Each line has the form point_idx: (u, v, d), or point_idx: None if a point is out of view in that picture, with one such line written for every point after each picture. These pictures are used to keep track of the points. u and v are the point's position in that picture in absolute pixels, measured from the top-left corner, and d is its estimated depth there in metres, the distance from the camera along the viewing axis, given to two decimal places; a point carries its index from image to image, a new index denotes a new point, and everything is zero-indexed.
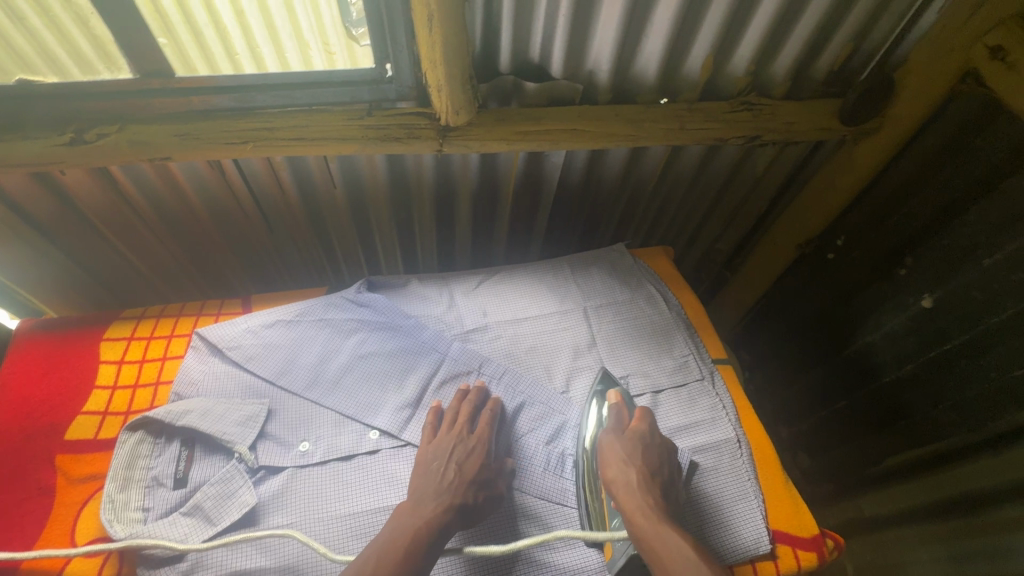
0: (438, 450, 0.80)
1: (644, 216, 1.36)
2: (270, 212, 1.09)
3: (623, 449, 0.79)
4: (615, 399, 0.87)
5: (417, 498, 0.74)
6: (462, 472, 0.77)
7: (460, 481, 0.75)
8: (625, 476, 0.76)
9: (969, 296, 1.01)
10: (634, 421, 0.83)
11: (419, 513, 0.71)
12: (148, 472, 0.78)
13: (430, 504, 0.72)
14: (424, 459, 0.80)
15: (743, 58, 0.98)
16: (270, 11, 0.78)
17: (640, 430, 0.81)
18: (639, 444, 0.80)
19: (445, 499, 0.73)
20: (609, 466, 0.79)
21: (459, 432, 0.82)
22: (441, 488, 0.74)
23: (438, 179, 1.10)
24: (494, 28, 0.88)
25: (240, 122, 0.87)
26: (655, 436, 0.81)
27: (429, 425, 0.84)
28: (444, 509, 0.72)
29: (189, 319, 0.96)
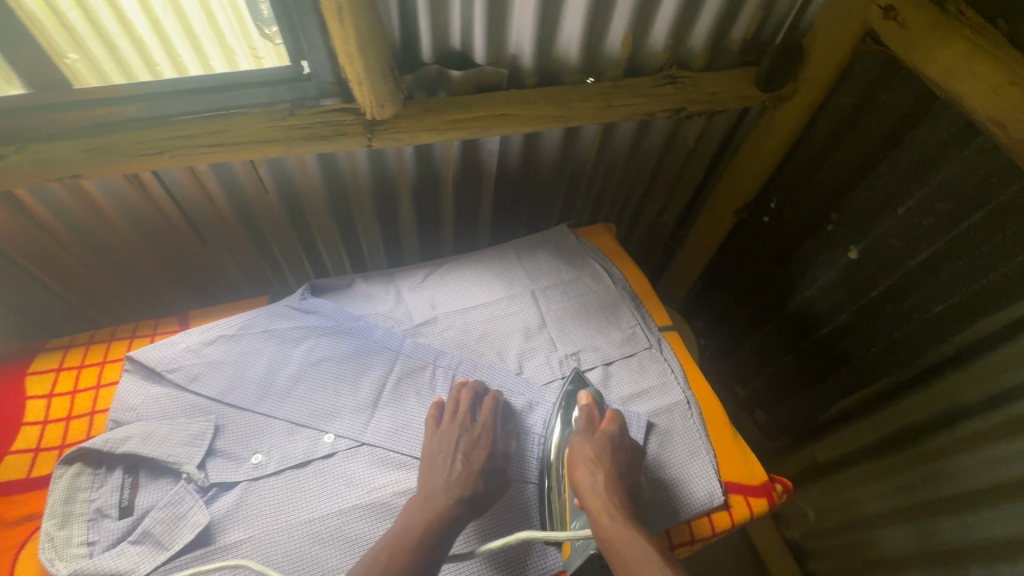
0: (442, 448, 0.81)
1: (587, 196, 1.39)
2: (202, 224, 1.05)
3: (593, 449, 0.80)
4: (586, 401, 0.87)
5: (426, 496, 0.76)
6: (468, 462, 0.79)
7: (465, 473, 0.78)
8: (594, 476, 0.77)
9: (889, 244, 1.08)
10: (604, 423, 0.84)
11: (431, 507, 0.74)
12: (90, 504, 0.74)
13: (441, 497, 0.75)
14: (427, 454, 0.81)
15: (660, 34, 1.01)
16: (188, 17, 0.75)
17: (609, 433, 0.82)
18: (609, 446, 0.80)
19: (455, 490, 0.76)
20: (578, 467, 0.79)
21: (462, 422, 0.83)
22: (450, 482, 0.77)
23: (375, 175, 1.08)
24: (411, 18, 0.87)
25: (152, 131, 0.83)
26: (624, 440, 0.82)
27: (446, 407, 0.85)
28: (455, 501, 0.75)
29: (122, 342, 0.92)
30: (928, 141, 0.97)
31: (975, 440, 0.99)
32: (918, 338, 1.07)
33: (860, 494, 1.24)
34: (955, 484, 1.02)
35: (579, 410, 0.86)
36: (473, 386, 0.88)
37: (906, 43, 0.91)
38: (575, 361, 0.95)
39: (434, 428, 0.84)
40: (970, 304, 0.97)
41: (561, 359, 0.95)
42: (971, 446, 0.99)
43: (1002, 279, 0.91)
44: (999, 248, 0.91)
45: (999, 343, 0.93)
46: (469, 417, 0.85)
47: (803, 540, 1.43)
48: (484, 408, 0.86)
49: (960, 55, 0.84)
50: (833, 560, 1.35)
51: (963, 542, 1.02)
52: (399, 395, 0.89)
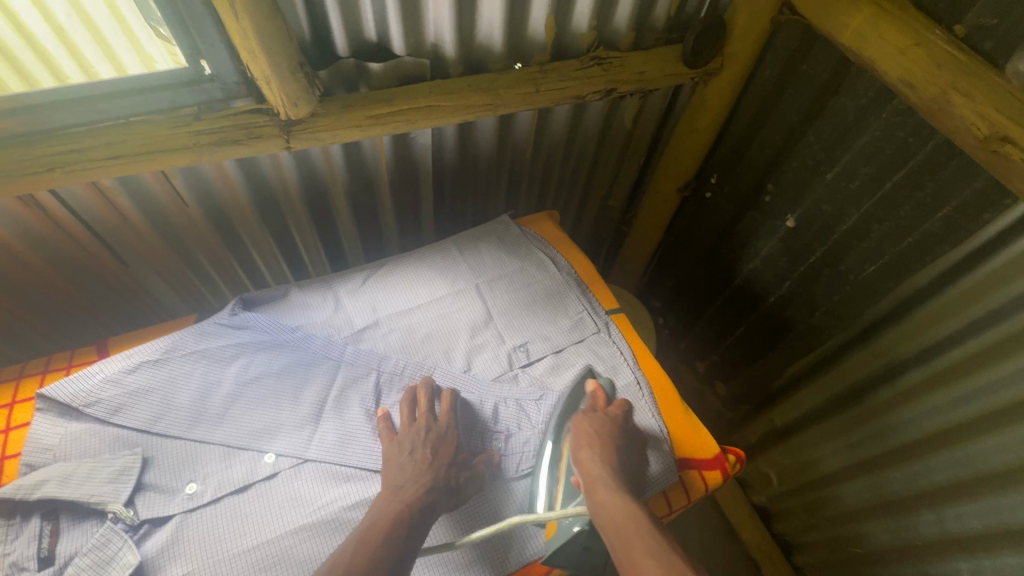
0: (406, 443, 0.79)
1: (531, 184, 1.37)
2: (119, 244, 0.98)
3: (595, 428, 0.80)
4: (592, 387, 0.86)
5: (395, 489, 0.74)
6: (437, 454, 0.78)
7: (431, 463, 0.76)
8: (593, 452, 0.78)
9: (821, 210, 1.11)
10: (609, 408, 0.84)
11: (401, 497, 0.72)
12: (6, 558, 0.68)
13: (411, 488, 0.73)
14: (392, 452, 0.79)
15: (583, 14, 0.99)
16: (95, 23, 0.76)
17: (614, 415, 0.82)
18: (612, 426, 0.80)
19: (426, 481, 0.74)
20: (581, 443, 0.79)
21: (424, 421, 0.81)
22: (420, 472, 0.75)
23: (303, 179, 1.04)
24: (318, 10, 0.83)
25: (39, 146, 0.76)
26: (626, 423, 0.82)
27: (406, 404, 0.84)
28: (425, 490, 0.73)
29: (34, 379, 0.84)
30: (849, 107, 0.99)
31: (914, 391, 1.02)
32: (857, 298, 1.10)
33: (817, 453, 1.28)
34: (901, 435, 1.06)
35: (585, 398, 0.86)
36: (427, 385, 0.85)
37: (821, 11, 0.92)
38: (524, 352, 0.93)
39: (390, 435, 0.81)
40: (900, 262, 1.00)
41: (509, 352, 0.93)
42: (911, 397, 1.03)
43: (926, 235, 0.94)
44: (921, 205, 0.94)
45: (927, 297, 0.97)
46: (432, 413, 0.83)
47: (770, 504, 1.47)
48: (445, 398, 0.85)
49: (870, 20, 0.85)
50: (798, 519, 1.38)
51: (911, 489, 1.06)
52: (343, 405, 0.86)
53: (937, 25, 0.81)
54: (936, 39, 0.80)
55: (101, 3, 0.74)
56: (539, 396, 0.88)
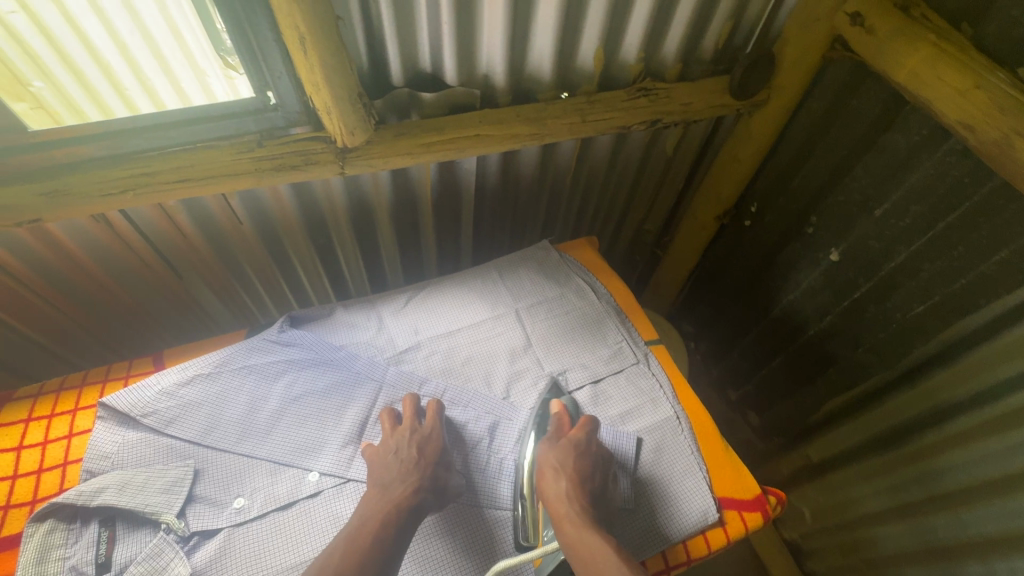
0: (394, 445, 0.81)
1: (569, 208, 1.38)
2: (177, 259, 1.02)
3: (558, 456, 0.80)
4: (558, 410, 0.87)
5: (381, 488, 0.76)
6: (422, 454, 0.80)
7: (421, 463, 0.79)
8: (559, 482, 0.77)
9: (868, 246, 1.09)
10: (573, 430, 0.84)
11: (388, 496, 0.74)
12: (65, 562, 0.71)
13: (399, 487, 0.75)
14: (378, 453, 0.81)
15: (632, 46, 1.01)
16: (154, 38, 0.74)
17: (575, 439, 0.81)
18: (575, 453, 0.80)
19: (413, 481, 0.76)
20: (547, 473, 0.79)
21: (410, 426, 0.83)
22: (407, 472, 0.77)
23: (352, 202, 1.07)
24: (378, 42, 0.86)
25: (115, 169, 0.80)
26: (590, 444, 0.82)
27: (388, 419, 0.85)
28: (413, 490, 0.75)
29: (94, 388, 0.88)
30: (900, 144, 0.97)
31: (965, 437, 0.98)
32: (903, 338, 1.07)
33: (855, 493, 1.24)
34: (948, 481, 1.02)
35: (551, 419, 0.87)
36: (410, 403, 0.86)
37: (875, 49, 0.91)
38: (562, 381, 0.94)
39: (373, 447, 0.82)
40: (950, 303, 0.97)
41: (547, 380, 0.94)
42: (960, 443, 0.99)
43: (980, 278, 0.92)
44: (977, 246, 0.91)
45: (981, 340, 0.94)
46: (416, 421, 0.85)
47: (802, 541, 1.43)
48: (428, 410, 0.86)
49: (928, 61, 0.84)
50: (833, 559, 1.34)
51: (958, 539, 1.02)
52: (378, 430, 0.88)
53: (999, 68, 0.79)
54: (997, 82, 0.78)
55: (160, 18, 0.72)
56: None
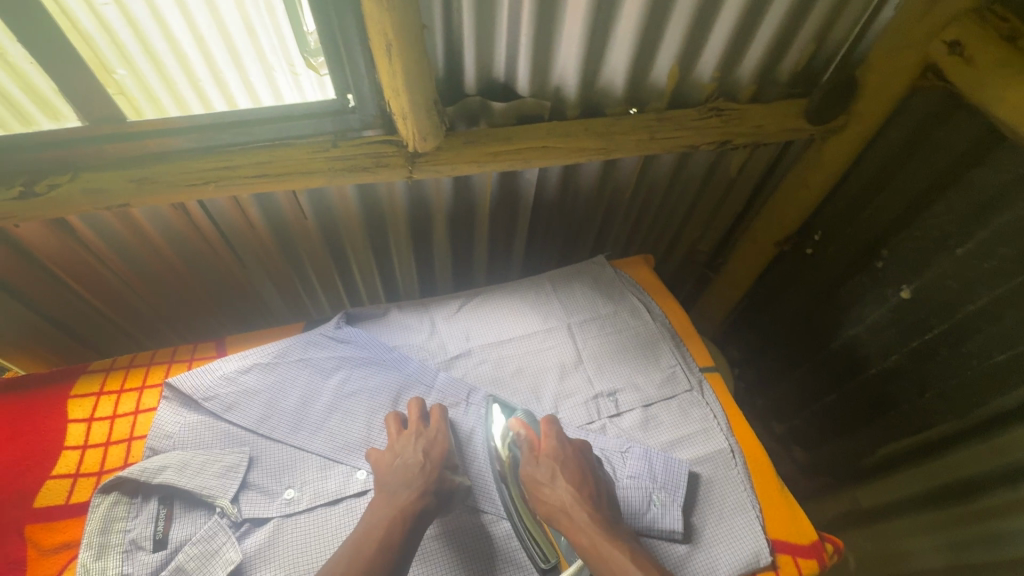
0: (400, 449, 0.80)
1: (624, 223, 1.36)
2: (243, 249, 1.05)
3: (542, 474, 0.79)
4: (519, 428, 0.84)
5: (387, 495, 0.75)
6: (428, 457, 0.79)
7: (431, 466, 0.78)
8: (559, 497, 0.76)
9: (944, 286, 1.02)
10: (543, 443, 0.82)
11: (395, 501, 0.73)
12: (125, 535, 0.74)
13: (404, 492, 0.74)
14: (384, 458, 0.80)
15: (708, 65, 0.98)
16: (231, 35, 0.73)
17: (550, 452, 0.80)
18: (556, 464, 0.79)
19: (419, 485, 0.75)
20: (542, 495, 0.77)
21: (414, 429, 0.83)
22: (414, 476, 0.76)
23: (412, 204, 1.08)
24: (456, 50, 0.87)
25: (200, 161, 0.83)
26: (566, 451, 0.80)
27: (393, 424, 0.84)
28: (418, 496, 0.74)
29: (160, 368, 0.92)
30: (990, 182, 0.92)
31: None
32: (979, 386, 1.01)
33: None
34: None
35: (515, 436, 0.84)
36: (416, 408, 0.85)
37: (972, 80, 0.86)
38: (612, 402, 0.92)
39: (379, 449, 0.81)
40: None
41: (597, 399, 0.92)
42: None
43: None
44: None
45: None
46: (422, 424, 0.84)
47: None
48: (432, 415, 0.86)
49: None
50: None
51: None
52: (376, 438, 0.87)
53: None
54: None
55: (239, 17, 0.72)
56: (626, 450, 0.86)
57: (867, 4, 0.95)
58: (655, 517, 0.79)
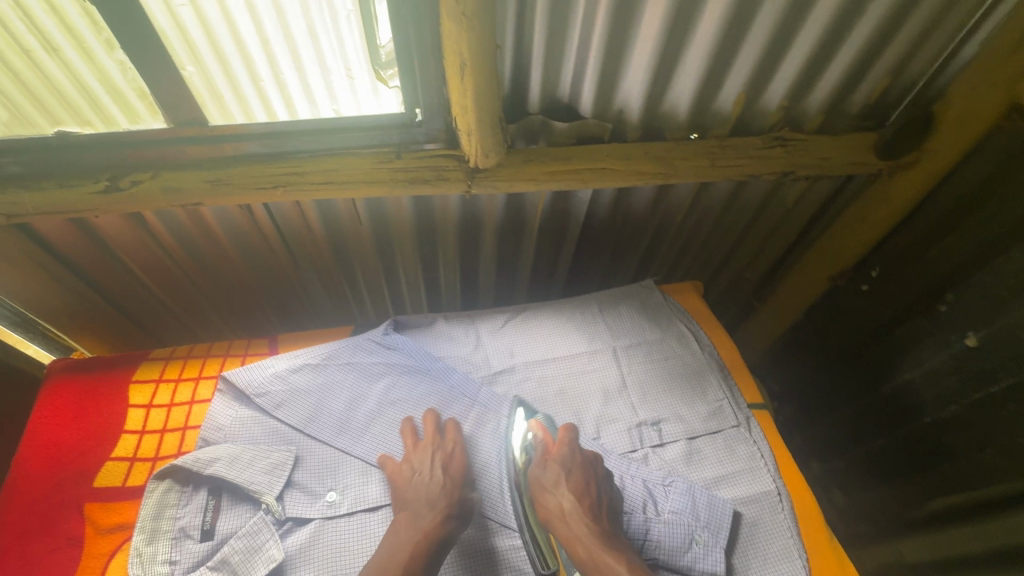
0: (416, 463, 0.81)
1: (672, 246, 1.34)
2: (299, 249, 1.08)
3: (548, 478, 0.79)
4: (537, 429, 0.85)
5: (411, 513, 0.74)
6: (448, 471, 0.80)
7: (450, 483, 0.78)
8: (559, 504, 0.76)
9: (1016, 336, 0.96)
10: (554, 447, 0.82)
11: (418, 523, 0.72)
12: (176, 522, 0.76)
13: (427, 516, 0.73)
14: (401, 470, 0.81)
15: (776, 94, 0.96)
16: (294, 38, 0.73)
17: (560, 457, 0.80)
18: (564, 471, 0.79)
19: (442, 509, 0.74)
20: (544, 498, 0.77)
21: (432, 442, 0.83)
22: (436, 497, 0.76)
23: (465, 217, 1.09)
24: (524, 69, 0.87)
25: (271, 166, 0.86)
26: (575, 458, 0.81)
27: (407, 434, 0.85)
28: (441, 517, 0.73)
29: (216, 360, 0.96)
30: None
31: None
32: None
33: None
34: None
35: (532, 437, 0.86)
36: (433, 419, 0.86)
37: None
38: (655, 431, 0.90)
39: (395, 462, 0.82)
40: None
41: (640, 427, 0.91)
42: None
43: None
44: None
45: None
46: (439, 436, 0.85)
47: None
48: (447, 428, 0.86)
49: None
50: None
51: None
52: None
53: None
54: None
55: (302, 20, 0.71)
56: (667, 482, 0.84)
57: (951, 39, 0.91)
58: (697, 556, 0.77)
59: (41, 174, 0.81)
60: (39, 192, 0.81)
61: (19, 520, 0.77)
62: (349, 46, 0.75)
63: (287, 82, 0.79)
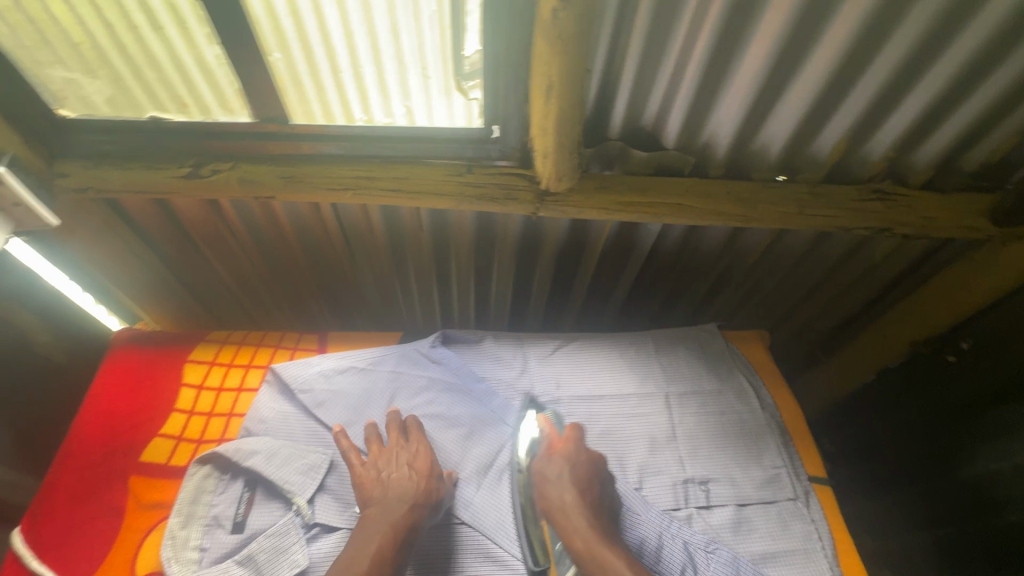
0: (383, 464, 0.78)
1: (738, 287, 1.26)
2: (358, 249, 1.08)
3: (552, 471, 0.78)
4: (545, 424, 0.85)
5: (382, 508, 0.72)
6: (415, 468, 0.78)
7: (421, 479, 0.76)
8: (559, 495, 0.74)
9: None
10: (558, 441, 0.82)
11: (387, 515, 0.71)
12: (210, 509, 0.78)
13: (397, 509, 0.72)
14: (367, 474, 0.77)
15: (882, 143, 0.88)
16: (377, 35, 0.70)
17: (566, 451, 0.80)
18: (568, 464, 0.78)
19: (410, 500, 0.73)
20: (546, 491, 0.76)
21: (396, 442, 0.82)
22: (405, 489, 0.74)
23: (525, 236, 1.06)
24: (610, 94, 0.83)
25: (344, 168, 0.86)
26: (580, 454, 0.80)
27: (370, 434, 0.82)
28: (410, 510, 0.72)
29: (267, 350, 0.97)
30: None
31: None
32: None
33: None
34: None
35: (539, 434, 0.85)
36: (393, 417, 0.85)
37: None
38: (703, 491, 0.84)
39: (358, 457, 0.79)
40: None
41: (686, 484, 0.85)
42: None
43: None
44: None
45: None
46: (403, 438, 0.83)
47: None
48: (410, 427, 0.84)
49: None
50: None
51: None
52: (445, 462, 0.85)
53: None
54: None
55: (387, 16, 0.68)
56: (711, 549, 0.78)
57: None
58: None
59: (130, 155, 0.84)
60: (127, 171, 0.84)
61: (69, 484, 0.79)
62: (438, 58, 0.74)
63: (366, 75, 0.76)
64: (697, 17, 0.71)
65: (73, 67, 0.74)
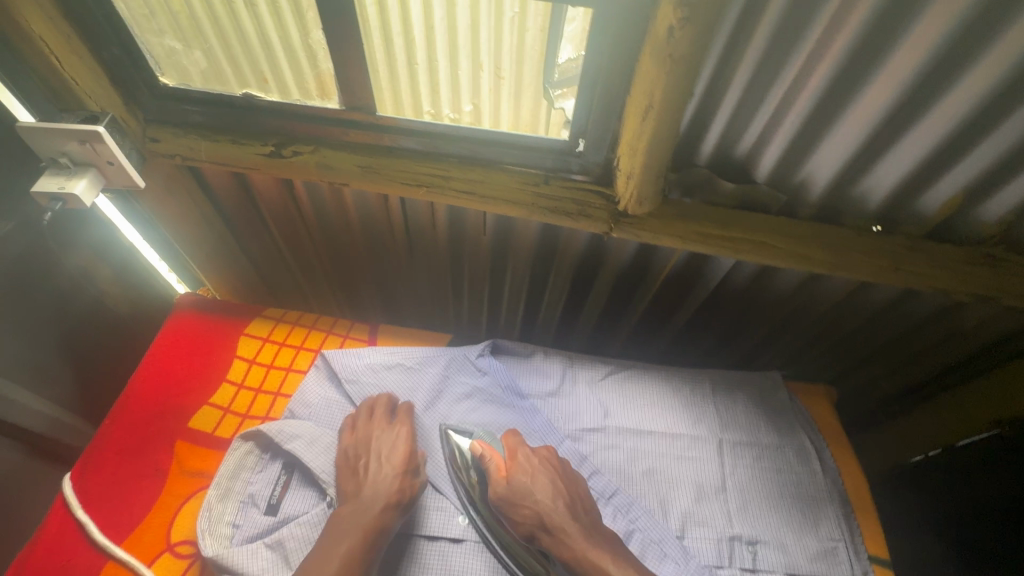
0: (360, 452, 0.78)
1: (804, 333, 1.18)
2: (418, 243, 1.07)
3: (513, 492, 0.76)
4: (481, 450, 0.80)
5: (356, 508, 0.71)
6: (391, 461, 0.77)
7: (394, 476, 0.75)
8: (534, 509, 0.74)
9: None
10: (506, 463, 0.79)
11: (359, 517, 0.70)
12: (247, 487, 0.78)
13: (371, 511, 0.70)
14: (347, 464, 0.77)
15: (1003, 208, 0.79)
16: (457, 31, 0.69)
17: (523, 464, 0.78)
18: (530, 478, 0.77)
19: (384, 499, 0.72)
20: (518, 507, 0.75)
21: (379, 425, 0.81)
22: (381, 487, 0.73)
23: (588, 253, 1.02)
24: (706, 120, 0.79)
25: (419, 164, 0.85)
26: (532, 461, 0.79)
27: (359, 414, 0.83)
28: (382, 510, 0.71)
29: (318, 334, 0.98)
30: None
31: None
32: None
33: None
34: None
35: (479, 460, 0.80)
36: (387, 402, 0.85)
37: None
38: (749, 552, 0.79)
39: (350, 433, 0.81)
40: None
41: (732, 541, 0.79)
42: None
43: None
44: None
45: None
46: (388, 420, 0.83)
47: None
48: (399, 411, 0.84)
49: None
50: None
51: None
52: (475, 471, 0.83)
53: None
54: None
55: (467, 13, 0.67)
56: None
57: None
58: None
59: (217, 126, 0.85)
60: (212, 144, 0.85)
61: (120, 438, 0.81)
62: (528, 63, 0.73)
63: (438, 70, 0.75)
64: (819, 49, 0.65)
65: (174, 37, 0.76)
